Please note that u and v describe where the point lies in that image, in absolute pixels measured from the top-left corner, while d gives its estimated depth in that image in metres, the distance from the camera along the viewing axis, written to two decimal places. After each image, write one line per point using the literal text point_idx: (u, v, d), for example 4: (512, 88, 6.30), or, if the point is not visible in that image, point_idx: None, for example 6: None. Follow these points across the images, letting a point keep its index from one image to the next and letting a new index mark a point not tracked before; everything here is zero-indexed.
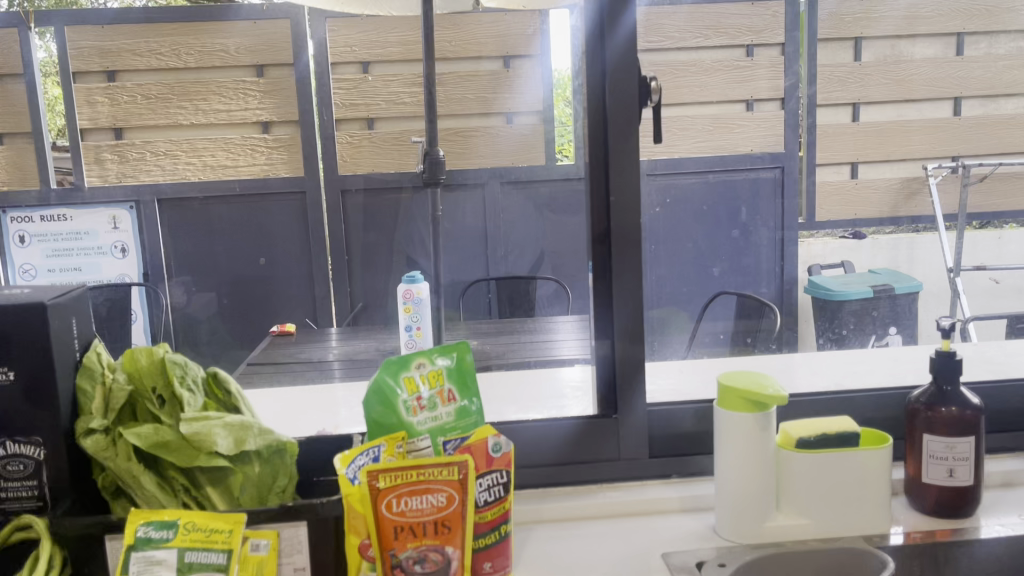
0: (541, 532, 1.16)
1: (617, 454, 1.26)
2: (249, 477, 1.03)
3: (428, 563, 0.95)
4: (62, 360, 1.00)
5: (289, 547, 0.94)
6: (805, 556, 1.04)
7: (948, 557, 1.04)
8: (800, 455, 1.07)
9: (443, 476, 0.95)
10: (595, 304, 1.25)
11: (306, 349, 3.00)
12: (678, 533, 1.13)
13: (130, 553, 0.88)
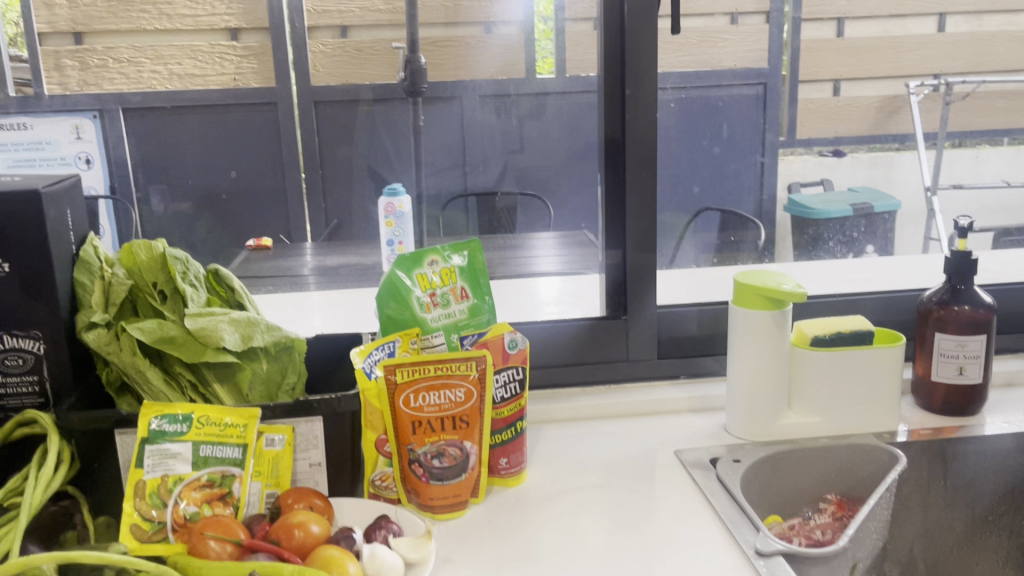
0: (550, 431, 1.16)
1: (625, 355, 1.25)
2: (258, 374, 1.00)
3: (446, 457, 0.94)
4: (59, 251, 0.96)
5: (305, 443, 0.92)
6: (818, 453, 1.05)
7: (956, 453, 1.07)
8: (815, 354, 1.06)
9: (461, 370, 0.93)
10: (605, 204, 1.22)
11: (283, 262, 2.94)
12: (689, 431, 1.14)
13: (143, 446, 0.86)
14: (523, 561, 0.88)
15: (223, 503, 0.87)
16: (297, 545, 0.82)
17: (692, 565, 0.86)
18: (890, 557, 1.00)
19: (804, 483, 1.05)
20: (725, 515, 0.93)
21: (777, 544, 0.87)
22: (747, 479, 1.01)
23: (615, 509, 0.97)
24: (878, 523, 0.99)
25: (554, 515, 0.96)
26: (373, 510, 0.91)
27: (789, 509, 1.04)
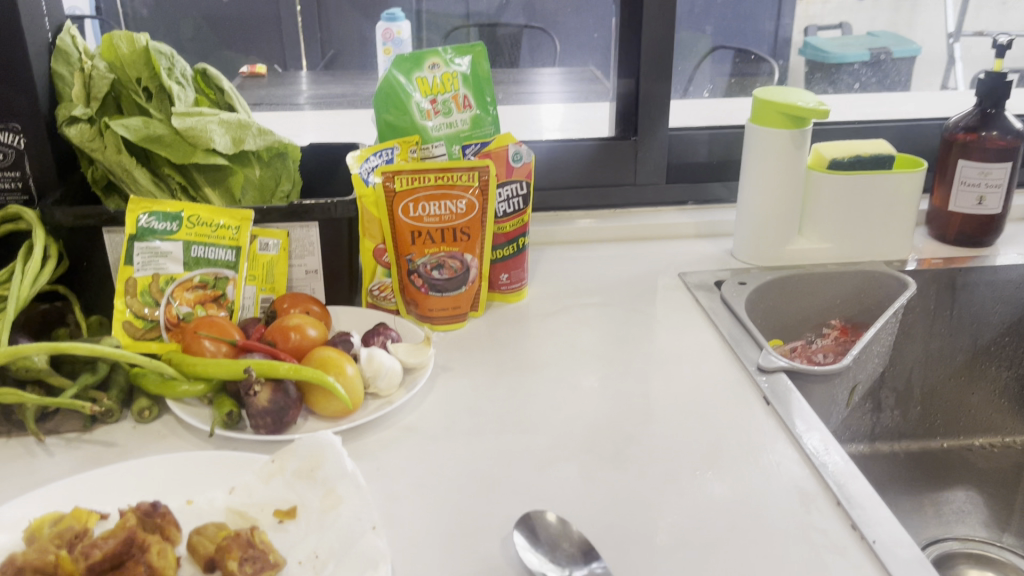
0: (552, 253, 1.14)
1: (633, 179, 1.21)
2: (251, 180, 0.96)
3: (446, 270, 0.91)
4: (33, 39, 0.89)
5: (300, 249, 0.89)
6: (825, 279, 1.03)
7: (966, 283, 1.06)
8: (831, 178, 1.02)
9: (463, 181, 0.89)
10: (621, 13, 1.13)
11: (277, 90, 2.82)
12: (694, 255, 1.12)
13: (132, 243, 0.82)
14: (523, 372, 0.87)
15: (217, 306, 0.84)
16: (293, 347, 0.81)
17: (692, 382, 0.85)
18: (886, 384, 1.03)
19: (810, 308, 1.04)
20: (727, 335, 0.92)
21: (781, 360, 0.86)
22: (750, 302, 0.99)
23: (615, 327, 0.96)
24: (880, 348, 0.99)
25: (555, 331, 0.95)
26: (372, 318, 0.90)
27: (793, 334, 1.03)
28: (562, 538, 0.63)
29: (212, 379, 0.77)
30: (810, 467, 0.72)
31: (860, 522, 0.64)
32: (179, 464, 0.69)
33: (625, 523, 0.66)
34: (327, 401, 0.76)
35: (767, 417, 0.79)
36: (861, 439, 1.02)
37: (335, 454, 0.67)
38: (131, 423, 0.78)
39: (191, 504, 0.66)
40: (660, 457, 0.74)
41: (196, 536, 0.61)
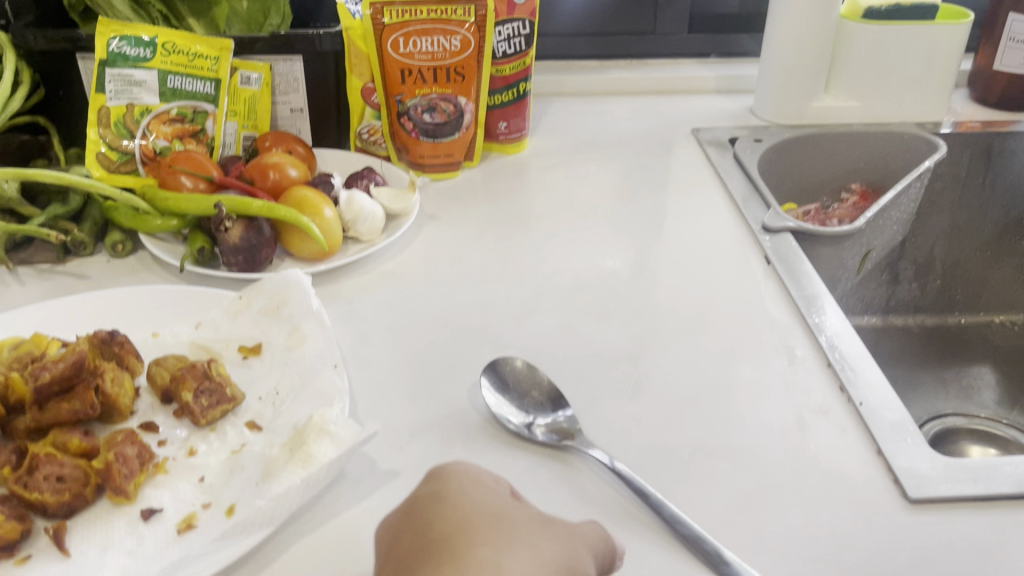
0: (560, 105, 1.08)
1: (652, 28, 1.12)
2: (237, 11, 0.91)
3: (438, 113, 0.86)
4: None
5: (284, 86, 0.85)
6: (847, 140, 0.97)
7: (1002, 150, 0.99)
8: (865, 29, 0.93)
9: (459, 16, 0.82)
10: None
11: None
12: (712, 111, 1.05)
13: (103, 70, 0.77)
14: (514, 224, 0.83)
15: (195, 141, 0.81)
16: (271, 186, 0.77)
17: (692, 239, 0.81)
18: (905, 255, 0.98)
19: (827, 170, 0.98)
20: (736, 194, 0.87)
21: (789, 220, 0.80)
22: (764, 160, 0.94)
23: (618, 182, 0.91)
24: (900, 215, 0.93)
25: (553, 184, 0.91)
26: (359, 161, 0.86)
27: (808, 197, 0.98)
28: (522, 382, 0.61)
29: (186, 216, 0.74)
30: (805, 328, 0.68)
31: (848, 384, 0.61)
32: (145, 297, 0.67)
33: (599, 377, 0.63)
34: (302, 243, 0.73)
35: (767, 278, 0.74)
36: (874, 311, 0.99)
37: (301, 291, 0.64)
38: (106, 257, 0.76)
39: (156, 337, 0.64)
40: (647, 313, 0.71)
41: (155, 367, 0.59)
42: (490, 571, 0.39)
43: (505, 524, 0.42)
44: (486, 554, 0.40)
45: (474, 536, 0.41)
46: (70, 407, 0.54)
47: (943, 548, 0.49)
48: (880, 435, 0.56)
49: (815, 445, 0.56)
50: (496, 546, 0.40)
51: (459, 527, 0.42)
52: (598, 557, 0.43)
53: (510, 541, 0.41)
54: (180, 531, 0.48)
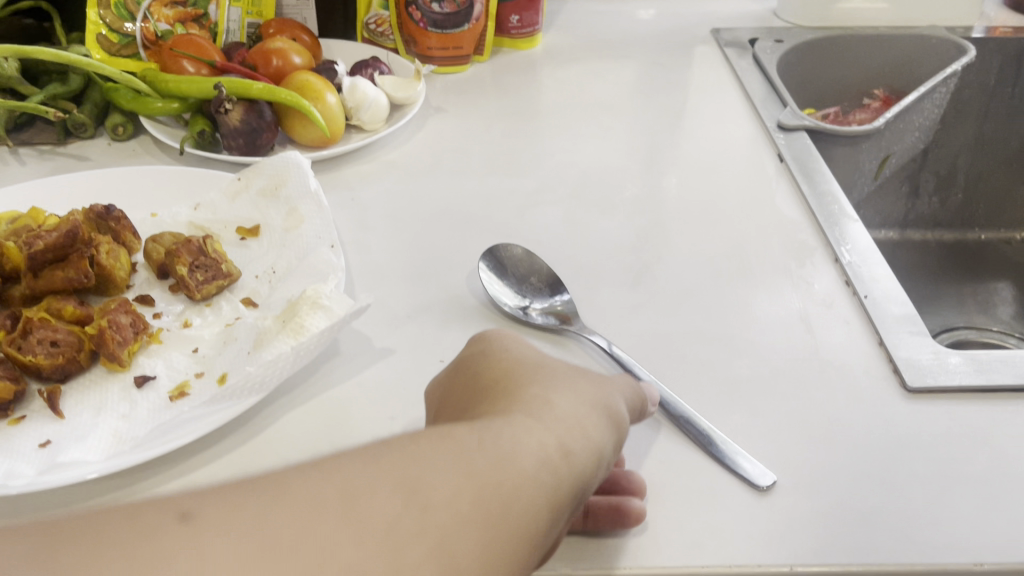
0: (575, 4, 1.04)
1: None
2: None
3: (446, 3, 0.82)
4: None
5: None
6: (873, 43, 0.93)
7: None
8: None
9: None
10: None
11: None
12: (733, 13, 1.01)
13: None
14: (523, 118, 0.82)
15: (197, 26, 0.79)
16: (274, 73, 0.75)
17: (704, 138, 0.79)
18: (927, 167, 0.95)
19: (850, 75, 0.95)
20: (753, 93, 0.84)
21: (806, 119, 0.78)
22: (785, 62, 0.91)
23: (633, 80, 0.89)
24: (922, 121, 0.91)
25: (565, 80, 0.88)
26: (365, 50, 0.84)
27: (827, 103, 0.96)
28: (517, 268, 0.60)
29: (188, 99, 0.73)
30: (814, 225, 0.66)
31: (854, 278, 0.59)
32: (143, 177, 0.67)
33: (601, 267, 0.62)
34: (304, 128, 0.71)
35: (779, 176, 0.73)
36: (891, 225, 0.96)
37: (299, 173, 0.63)
38: (106, 141, 0.76)
39: (155, 217, 0.63)
40: (655, 208, 0.69)
41: (151, 243, 0.58)
42: (541, 403, 0.38)
43: (547, 368, 0.42)
44: (535, 390, 0.39)
45: (520, 378, 0.41)
46: (64, 275, 0.54)
47: (939, 436, 0.48)
48: (883, 326, 0.55)
49: (816, 337, 0.55)
50: (543, 385, 0.40)
51: (506, 373, 0.41)
52: (633, 396, 0.43)
53: (554, 379, 0.41)
54: (172, 398, 0.48)
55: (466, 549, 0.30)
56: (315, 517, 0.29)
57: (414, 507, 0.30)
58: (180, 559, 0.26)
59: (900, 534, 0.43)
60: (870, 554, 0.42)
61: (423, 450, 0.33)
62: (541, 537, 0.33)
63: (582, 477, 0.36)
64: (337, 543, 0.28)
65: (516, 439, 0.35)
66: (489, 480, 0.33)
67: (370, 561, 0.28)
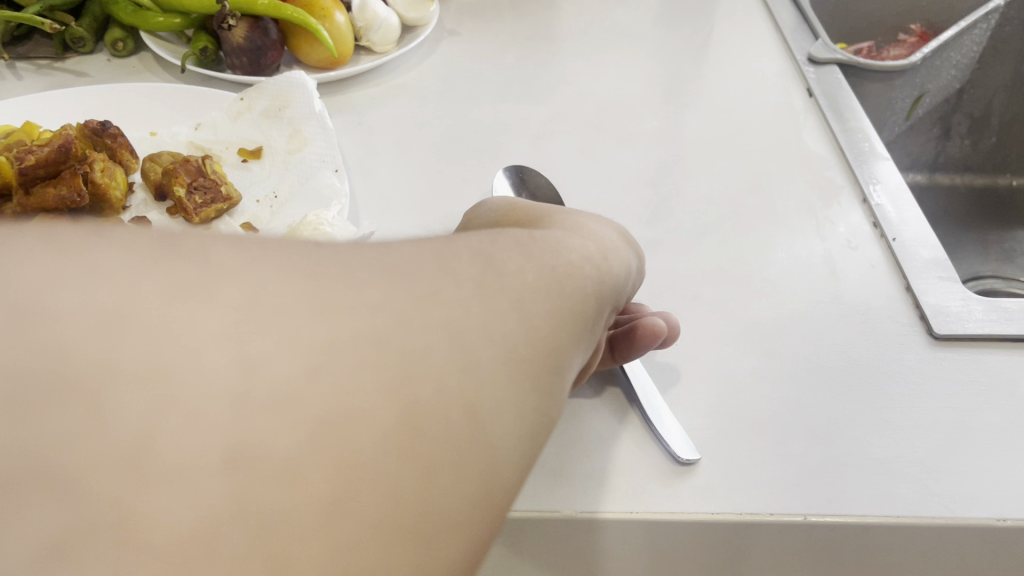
0: None
1: None
2: None
3: None
4: None
5: None
6: None
7: None
8: None
9: None
10: None
11: None
12: None
13: None
14: (539, 42, 0.78)
15: None
16: None
17: (730, 68, 0.75)
18: (960, 108, 0.90)
19: (887, 9, 0.90)
20: (783, 23, 0.80)
21: (839, 53, 0.74)
22: None
23: (656, 7, 0.85)
24: (960, 58, 0.86)
25: (584, 6, 0.85)
26: None
27: (861, 37, 0.91)
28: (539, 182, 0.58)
29: (189, 14, 0.69)
30: (843, 163, 0.63)
31: (882, 219, 0.56)
32: (140, 93, 0.63)
33: (616, 201, 0.60)
34: (311, 48, 0.68)
35: (807, 112, 0.69)
36: (919, 168, 0.93)
37: (304, 93, 0.60)
38: (106, 57, 0.73)
39: (154, 136, 0.61)
40: (676, 141, 0.66)
41: (149, 163, 0.56)
42: (574, 222, 0.39)
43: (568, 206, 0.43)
44: (568, 216, 0.40)
45: (547, 209, 0.41)
46: (56, 193, 0.51)
47: (966, 387, 0.46)
48: (911, 270, 0.53)
49: (839, 278, 0.53)
50: (573, 215, 0.41)
51: (530, 210, 0.42)
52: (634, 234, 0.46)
53: (579, 215, 0.41)
54: None
55: (545, 311, 0.28)
56: (422, 261, 0.26)
57: (497, 269, 0.28)
58: (319, 264, 0.23)
59: (921, 485, 0.41)
60: (887, 506, 0.40)
61: (496, 237, 0.31)
62: (590, 324, 0.32)
63: (620, 280, 0.37)
64: (447, 282, 0.26)
65: (565, 237, 0.35)
66: (549, 261, 0.31)
67: (478, 304, 0.26)
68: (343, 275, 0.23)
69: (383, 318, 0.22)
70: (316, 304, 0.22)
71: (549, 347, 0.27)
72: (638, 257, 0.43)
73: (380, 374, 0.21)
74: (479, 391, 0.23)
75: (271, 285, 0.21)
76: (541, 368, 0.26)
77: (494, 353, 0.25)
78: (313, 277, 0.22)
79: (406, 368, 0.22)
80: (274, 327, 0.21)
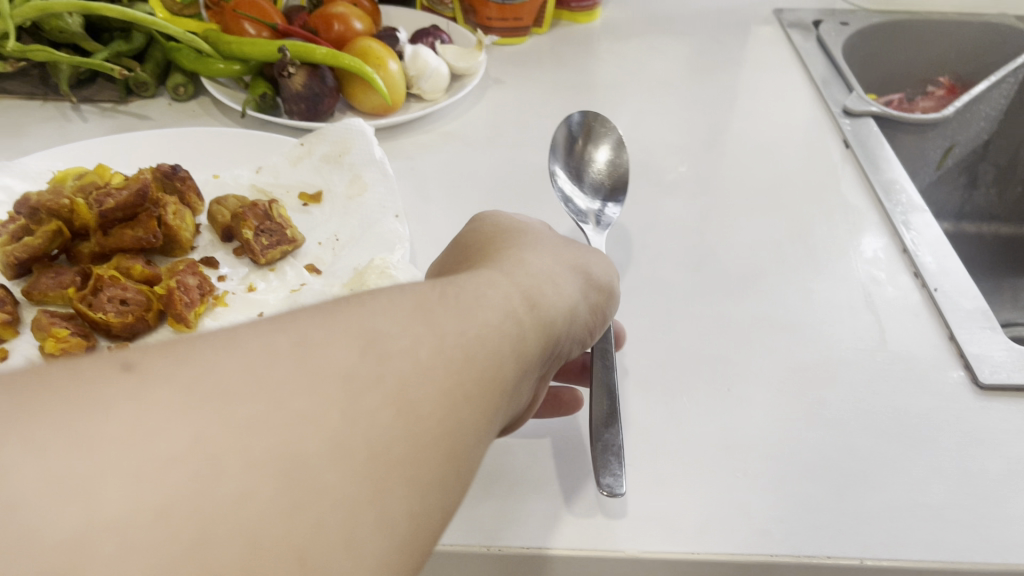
0: None
1: None
2: None
3: None
4: None
5: None
6: (940, 30, 0.92)
7: None
8: None
9: None
10: None
11: None
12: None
13: None
14: (582, 90, 0.81)
15: None
16: (335, 38, 0.75)
17: (766, 118, 0.78)
18: (987, 158, 0.92)
19: (915, 61, 0.94)
20: (816, 75, 0.83)
21: (872, 105, 0.77)
22: (850, 45, 0.89)
23: (692, 57, 0.88)
24: (987, 111, 0.89)
25: (623, 55, 0.88)
26: (425, 18, 0.84)
27: (892, 89, 0.94)
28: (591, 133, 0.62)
29: (249, 62, 0.73)
30: (880, 213, 0.65)
31: (922, 270, 0.58)
32: (201, 138, 0.66)
33: (662, 248, 0.62)
34: (366, 95, 0.71)
35: (844, 162, 0.71)
36: (946, 216, 0.94)
37: (363, 139, 0.62)
38: (166, 101, 0.76)
39: (217, 178, 0.63)
40: (717, 189, 0.68)
41: (216, 206, 0.58)
42: (514, 261, 0.35)
43: (529, 235, 0.39)
44: (512, 252, 0.36)
45: (500, 245, 0.38)
46: (133, 234, 0.54)
47: (1011, 434, 0.47)
48: (953, 320, 0.54)
49: (885, 325, 0.55)
50: (519, 248, 0.37)
51: (483, 247, 0.38)
52: (613, 269, 0.41)
53: (521, 252, 0.37)
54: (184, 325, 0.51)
55: (429, 404, 0.25)
56: (263, 366, 0.23)
57: (375, 356, 0.25)
58: (107, 408, 0.20)
59: (972, 531, 0.42)
60: (941, 550, 0.41)
61: (390, 303, 0.28)
62: (507, 397, 0.29)
63: (556, 326, 0.34)
64: (290, 394, 0.23)
65: (484, 286, 0.32)
66: (447, 329, 0.28)
67: (319, 414, 0.23)
68: (136, 418, 0.20)
69: (178, 473, 0.20)
70: (76, 475, 0.19)
71: (430, 447, 0.25)
72: (589, 300, 0.38)
73: (157, 553, 0.19)
74: (303, 540, 0.21)
75: (20, 457, 0.19)
76: (405, 482, 0.24)
77: (329, 478, 0.22)
78: (92, 432, 0.20)
79: (197, 538, 0.19)
80: (30, 520, 0.18)
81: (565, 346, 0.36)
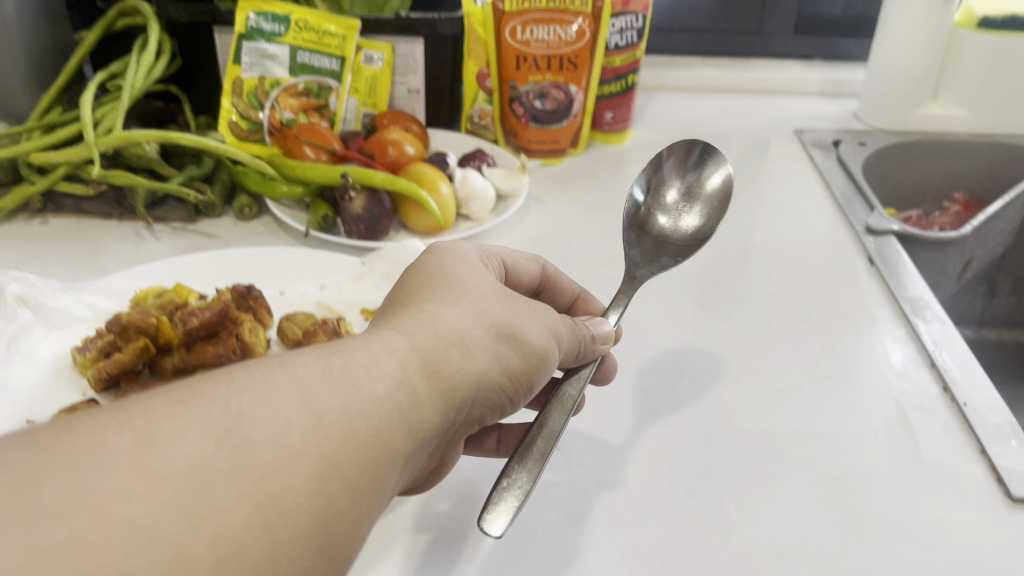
0: (660, 101, 1.12)
1: (757, 28, 1.16)
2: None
3: (548, 100, 0.89)
4: None
5: (403, 66, 0.89)
6: (953, 149, 0.98)
7: None
8: (976, 37, 0.93)
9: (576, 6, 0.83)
10: None
11: None
12: (816, 115, 1.08)
13: (241, 43, 0.82)
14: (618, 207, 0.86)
15: (319, 116, 0.86)
16: (390, 161, 0.81)
17: (793, 234, 0.82)
18: (1005, 269, 0.96)
19: (931, 176, 1.00)
20: (839, 193, 0.88)
21: (894, 223, 0.81)
22: (867, 164, 0.95)
23: None
24: (1005, 227, 0.93)
25: None
26: (471, 142, 0.90)
27: (906, 205, 1.00)
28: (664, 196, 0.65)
29: (310, 184, 0.78)
30: (908, 328, 0.69)
31: (951, 383, 0.62)
32: (268, 258, 0.71)
33: (702, 361, 0.65)
34: (419, 216, 0.76)
35: (869, 278, 0.75)
36: (968, 322, 0.98)
37: None
38: (232, 220, 0.81)
39: (284, 295, 0.68)
40: (750, 303, 0.72)
41: (286, 322, 0.63)
42: (425, 319, 0.38)
43: (458, 286, 0.42)
44: (424, 310, 0.39)
45: (422, 297, 0.41)
46: (214, 350, 0.59)
47: None
48: (984, 435, 0.57)
49: (919, 441, 0.57)
50: (437, 303, 0.40)
51: (408, 297, 0.41)
52: (547, 325, 0.43)
53: (435, 309, 0.39)
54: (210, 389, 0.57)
55: (295, 486, 0.29)
56: (115, 467, 0.26)
57: (240, 443, 0.28)
58: None
59: None
60: None
61: (263, 382, 0.31)
62: (392, 470, 0.33)
63: (453, 393, 0.37)
64: (138, 494, 0.26)
65: (373, 353, 0.35)
66: (324, 410, 0.31)
67: (167, 518, 0.26)
68: None
69: None
70: None
71: (293, 530, 0.28)
72: (504, 364, 0.40)
73: None
74: None
75: None
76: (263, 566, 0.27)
77: None
78: None
79: None
80: None
81: (472, 409, 0.39)
